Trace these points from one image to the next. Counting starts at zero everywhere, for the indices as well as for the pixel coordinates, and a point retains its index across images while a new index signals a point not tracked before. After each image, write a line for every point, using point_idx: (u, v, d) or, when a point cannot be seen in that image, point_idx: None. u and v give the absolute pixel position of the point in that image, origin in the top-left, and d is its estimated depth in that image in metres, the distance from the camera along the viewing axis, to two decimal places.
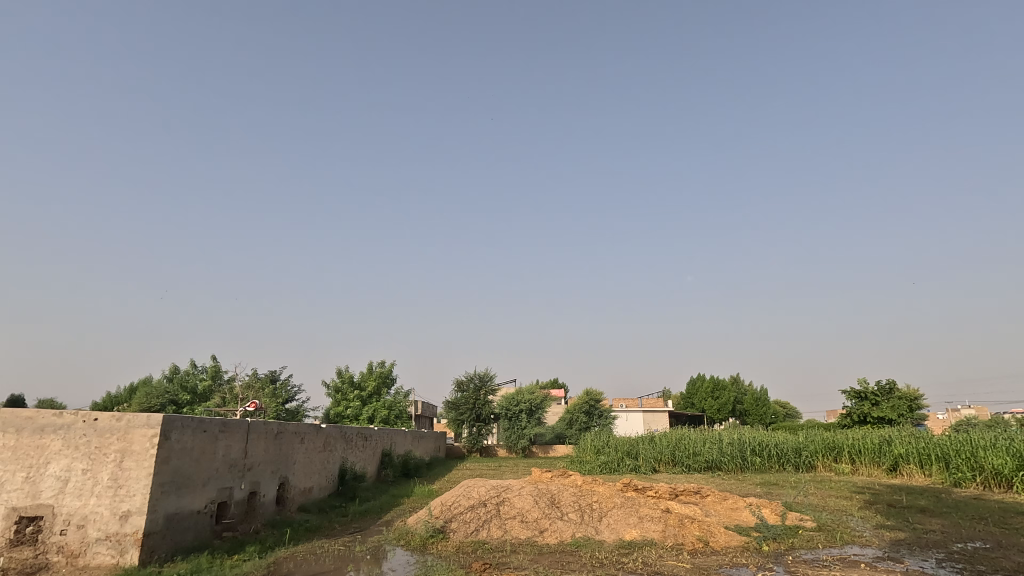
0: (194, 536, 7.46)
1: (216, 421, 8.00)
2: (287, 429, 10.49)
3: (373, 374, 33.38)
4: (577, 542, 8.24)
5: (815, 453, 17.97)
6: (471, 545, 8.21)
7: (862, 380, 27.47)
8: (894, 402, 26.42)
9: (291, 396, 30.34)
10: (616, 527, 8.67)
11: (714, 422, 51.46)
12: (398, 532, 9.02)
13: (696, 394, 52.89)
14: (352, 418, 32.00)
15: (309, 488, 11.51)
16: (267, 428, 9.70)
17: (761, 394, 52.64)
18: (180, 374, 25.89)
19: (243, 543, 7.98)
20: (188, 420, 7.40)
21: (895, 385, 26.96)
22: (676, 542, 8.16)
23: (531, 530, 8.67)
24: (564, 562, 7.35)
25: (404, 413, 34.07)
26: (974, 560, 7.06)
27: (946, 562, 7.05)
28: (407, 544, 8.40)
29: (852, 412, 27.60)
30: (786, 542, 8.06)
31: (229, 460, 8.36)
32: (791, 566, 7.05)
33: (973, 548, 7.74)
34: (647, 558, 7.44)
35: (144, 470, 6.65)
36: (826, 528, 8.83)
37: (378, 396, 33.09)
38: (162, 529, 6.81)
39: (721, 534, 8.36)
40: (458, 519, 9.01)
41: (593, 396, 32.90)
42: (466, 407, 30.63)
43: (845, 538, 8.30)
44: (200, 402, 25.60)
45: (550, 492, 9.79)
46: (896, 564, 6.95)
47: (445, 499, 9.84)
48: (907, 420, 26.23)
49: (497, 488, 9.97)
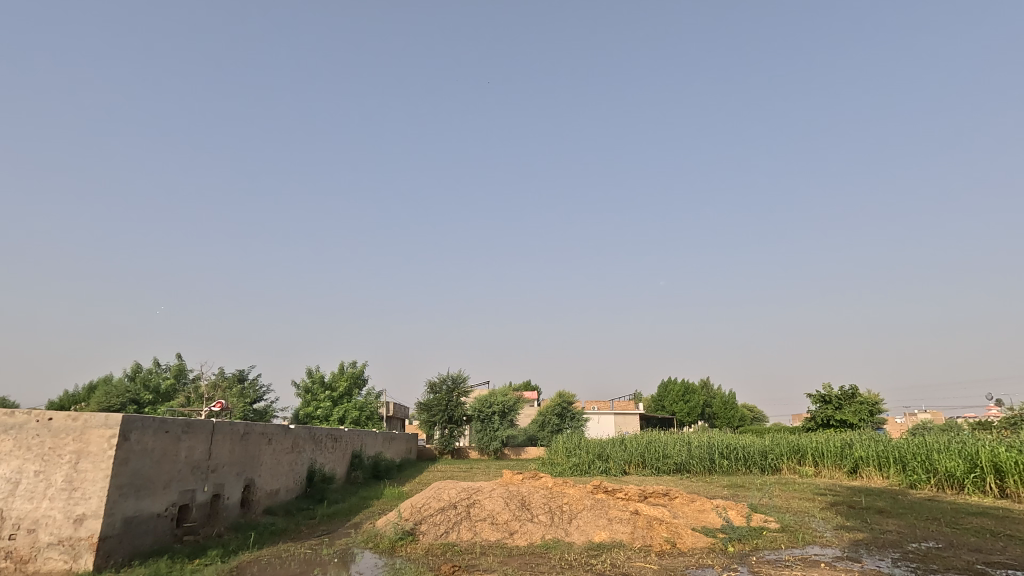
0: (154, 539, 7.22)
1: (178, 422, 7.77)
2: (254, 430, 10.27)
3: (345, 374, 32.90)
4: (546, 543, 8.27)
5: (780, 455, 18.44)
6: (440, 548, 8.15)
7: (826, 385, 28.28)
8: (856, 407, 27.29)
9: (259, 396, 29.68)
10: (586, 529, 8.74)
11: (683, 424, 52.31)
12: (365, 535, 8.87)
13: (667, 396, 53.57)
14: (322, 419, 31.49)
15: (276, 490, 11.30)
16: (233, 428, 9.48)
17: (729, 397, 53.84)
18: (142, 373, 25.11)
19: (204, 547, 7.75)
20: (149, 420, 7.17)
21: (857, 389, 27.82)
22: (644, 544, 8.26)
23: (502, 532, 8.68)
24: (533, 564, 7.37)
25: (376, 413, 33.70)
26: (927, 559, 7.34)
27: (902, 561, 7.28)
28: (375, 546, 8.31)
29: (816, 415, 28.41)
30: (751, 543, 8.24)
31: (192, 462, 8.12)
32: (754, 566, 7.19)
33: (927, 547, 8.04)
34: (616, 559, 7.50)
35: (101, 471, 6.43)
36: (789, 529, 9.07)
37: (350, 397, 32.65)
38: (119, 533, 6.58)
39: (688, 536, 8.48)
40: (428, 521, 8.95)
41: (566, 398, 33.08)
42: (439, 408, 30.44)
43: (807, 538, 8.55)
44: (163, 401, 24.83)
45: (520, 493, 9.82)
46: (854, 564, 7.16)
47: (416, 501, 9.77)
48: (867, 425, 27.11)
49: (468, 489, 9.94)
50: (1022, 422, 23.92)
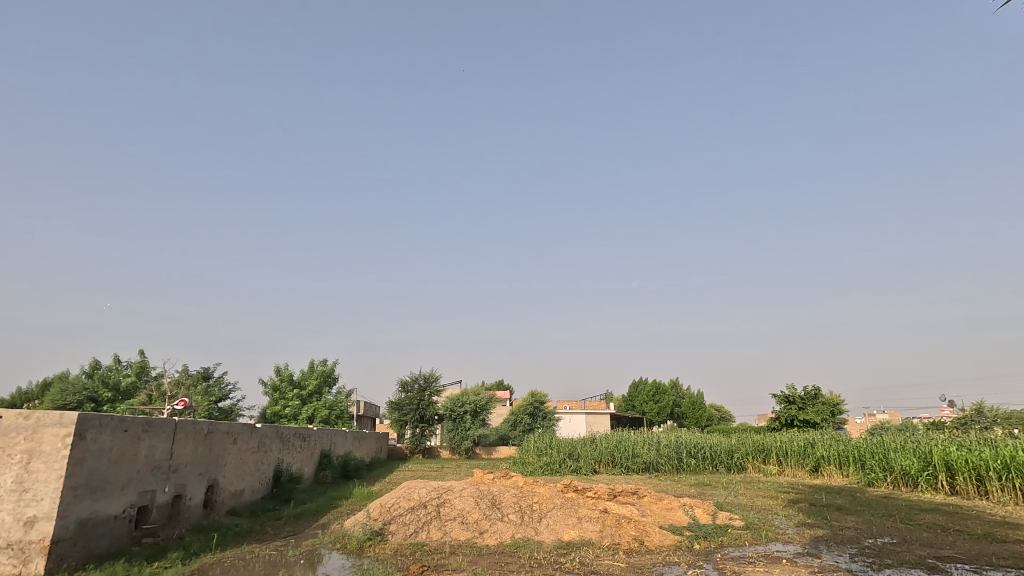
0: (111, 542, 6.97)
1: (138, 420, 7.53)
2: (218, 429, 10.01)
3: (314, 372, 32.38)
4: (516, 543, 8.27)
5: (746, 454, 18.88)
6: (409, 548, 8.08)
7: (790, 386, 29.11)
8: (818, 407, 28.09)
9: (224, 394, 28.97)
10: (556, 528, 8.78)
11: (653, 423, 53.07)
12: (333, 535, 8.74)
13: (637, 397, 54.23)
14: (290, 418, 30.90)
15: (241, 490, 11.03)
16: (196, 428, 9.23)
17: (698, 397, 54.89)
18: (101, 369, 24.26)
19: (164, 550, 7.51)
20: (106, 418, 6.93)
21: (820, 390, 28.68)
22: (612, 542, 8.36)
23: (471, 531, 8.65)
24: (502, 563, 7.36)
25: (346, 413, 33.25)
26: (882, 554, 7.62)
27: (858, 556, 7.55)
28: (343, 547, 8.19)
29: (780, 415, 29.19)
30: (715, 541, 8.40)
31: (152, 462, 7.86)
32: (719, 563, 7.34)
33: (881, 543, 8.35)
34: (585, 558, 7.55)
35: (55, 472, 6.17)
36: (752, 526, 9.29)
37: (319, 396, 32.12)
38: (73, 536, 6.32)
39: (655, 533, 8.62)
40: (397, 521, 8.86)
41: (537, 397, 33.18)
42: (410, 407, 30.19)
43: (770, 535, 8.78)
44: (123, 399, 24.01)
45: (490, 492, 9.79)
46: (813, 559, 7.40)
47: (385, 501, 9.66)
48: (829, 424, 27.97)
49: (438, 489, 9.90)
50: (972, 422, 25.07)
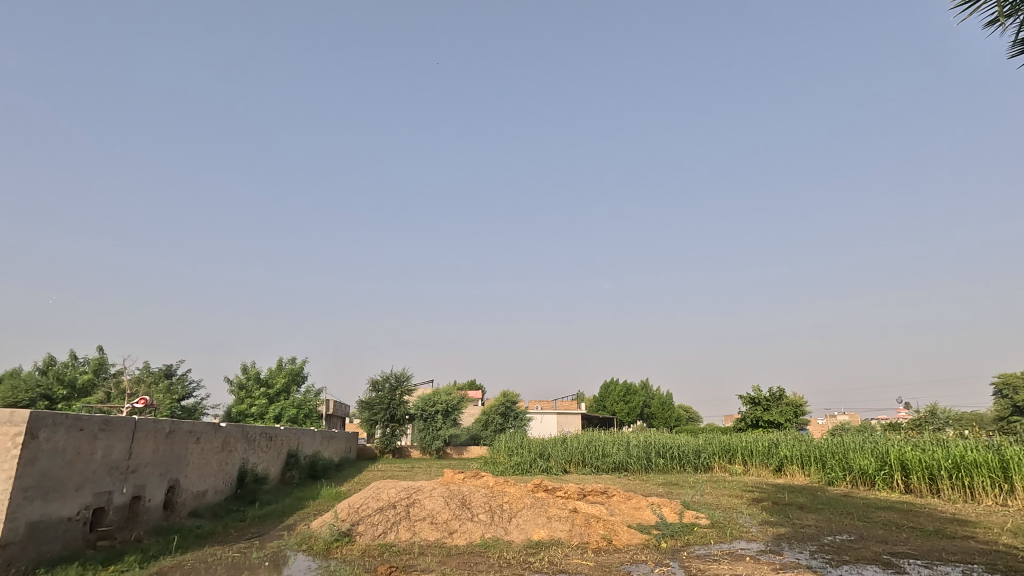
0: (63, 546, 6.70)
1: (95, 419, 7.26)
2: (180, 428, 9.73)
3: (283, 370, 31.77)
4: (485, 543, 8.26)
5: (712, 454, 19.28)
6: (378, 548, 7.99)
7: (755, 387, 29.83)
8: (782, 408, 28.82)
9: (187, 392, 28.16)
10: (525, 527, 8.80)
11: (623, 423, 53.68)
12: (299, 536, 8.60)
13: (608, 397, 54.81)
14: (257, 417, 30.22)
15: (203, 491, 10.73)
16: (157, 427, 8.94)
17: (667, 398, 55.79)
18: (56, 366, 23.30)
19: (121, 553, 7.25)
20: (60, 417, 6.66)
21: (784, 391, 29.45)
22: (581, 541, 8.42)
23: (441, 531, 8.61)
24: (471, 563, 7.35)
25: (314, 412, 32.69)
26: (840, 551, 7.87)
27: (818, 553, 7.77)
28: (309, 548, 8.05)
29: (746, 415, 29.88)
30: (682, 539, 8.55)
31: (109, 462, 7.59)
32: (685, 561, 7.48)
33: (840, 540, 8.62)
34: (554, 557, 7.59)
35: (4, 472, 5.91)
36: (718, 525, 9.49)
37: (287, 394, 31.51)
38: (23, 539, 6.05)
39: (623, 532, 8.73)
40: (365, 521, 8.76)
41: (509, 398, 33.17)
42: (381, 407, 29.87)
43: (734, 533, 8.98)
44: (79, 397, 23.11)
45: (460, 492, 9.75)
46: (775, 557, 7.59)
47: (353, 501, 9.53)
48: (792, 425, 28.76)
49: (408, 489, 9.82)
50: (925, 424, 26.11)
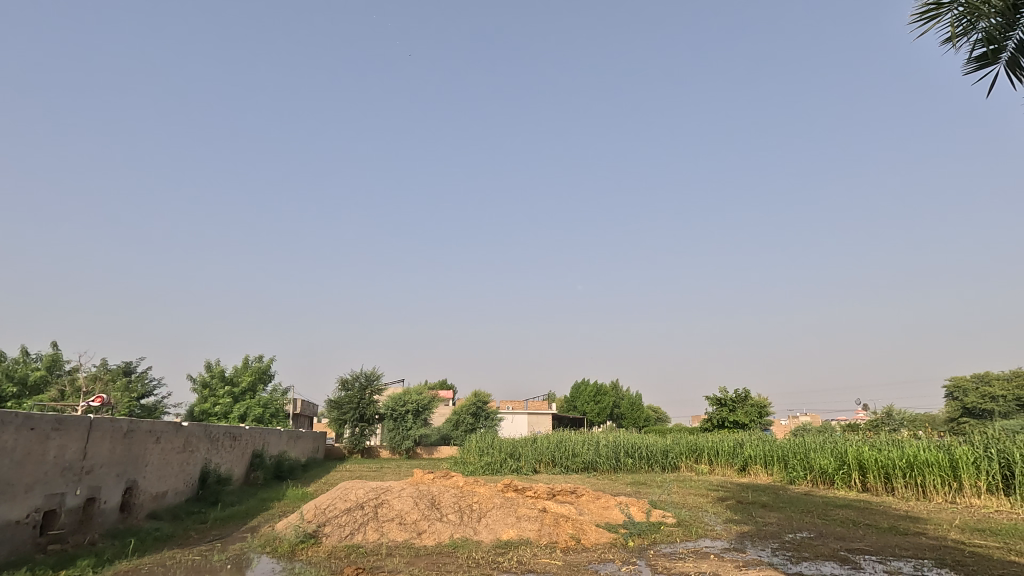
0: (11, 551, 6.40)
1: (47, 418, 6.97)
2: (139, 428, 9.41)
3: (249, 369, 31.04)
4: (454, 542, 8.23)
5: (679, 454, 19.62)
6: (344, 550, 7.87)
7: (722, 389, 30.48)
8: (747, 409, 29.52)
9: (148, 391, 27.24)
10: (494, 527, 8.80)
11: (593, 424, 54.17)
12: (263, 538, 8.40)
13: (579, 397, 55.20)
14: (221, 417, 29.44)
15: (163, 493, 10.38)
16: (115, 426, 8.63)
17: (636, 398, 56.57)
18: (6, 362, 22.24)
19: (73, 557, 6.96)
20: (10, 416, 6.38)
21: (749, 392, 30.16)
22: (550, 540, 8.47)
23: (409, 532, 8.54)
24: (440, 563, 7.32)
25: (281, 411, 32.03)
26: (801, 548, 8.10)
27: (779, 551, 7.98)
28: (273, 550, 7.87)
29: (712, 416, 30.52)
30: (649, 538, 8.68)
31: (61, 463, 7.29)
32: (652, 559, 7.60)
33: (800, 537, 8.87)
34: (522, 556, 7.60)
35: None
36: (684, 523, 9.67)
37: (253, 393, 30.80)
38: None
39: (592, 531, 8.81)
40: (332, 523, 8.62)
41: (480, 398, 33.09)
42: (350, 406, 29.47)
43: (700, 531, 9.16)
44: (31, 395, 22.12)
45: (430, 492, 9.69)
46: (739, 554, 7.77)
47: (320, 502, 9.36)
48: (756, 425, 29.46)
49: (376, 489, 9.70)
50: (881, 425, 27.11)
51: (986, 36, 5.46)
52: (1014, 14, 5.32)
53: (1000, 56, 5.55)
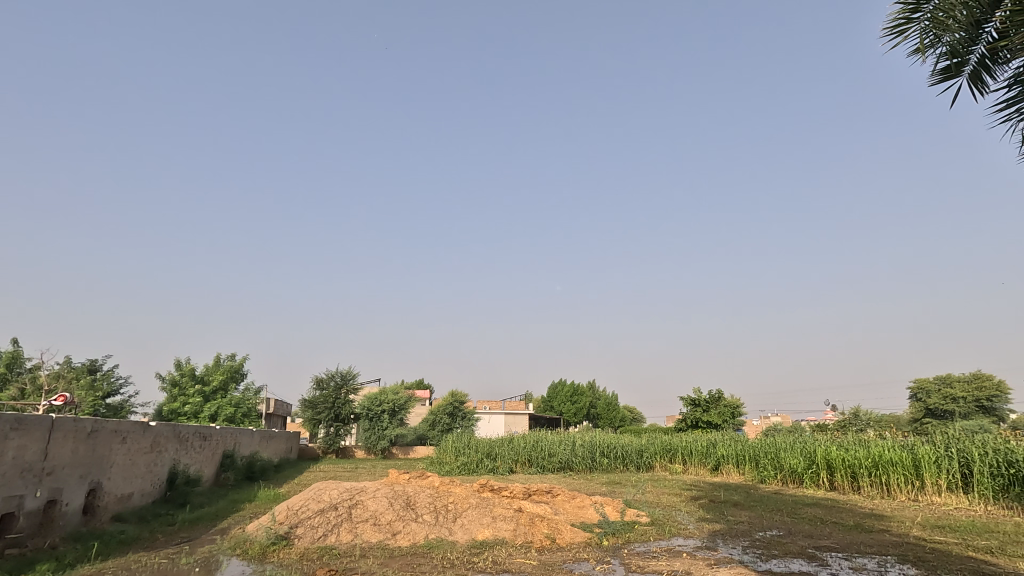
0: None
1: (7, 417, 6.72)
2: (104, 427, 9.13)
3: (220, 367, 30.40)
4: (429, 543, 8.19)
5: (654, 454, 19.88)
6: (316, 552, 7.76)
7: (696, 389, 30.95)
8: (720, 410, 30.03)
9: (114, 390, 26.46)
10: (470, 527, 8.78)
11: (570, 424, 54.47)
12: (232, 541, 8.23)
13: (556, 397, 55.41)
14: (190, 416, 28.76)
15: (128, 494, 10.08)
16: (78, 426, 8.36)
17: (613, 399, 57.07)
18: None
19: (32, 562, 6.73)
20: None
21: (722, 393, 30.69)
22: (525, 540, 8.49)
23: (384, 533, 8.46)
24: (414, 564, 7.28)
25: (253, 411, 31.44)
26: (771, 546, 8.28)
27: (749, 548, 8.14)
28: (244, 553, 7.72)
29: (687, 416, 30.97)
30: (623, 536, 8.77)
31: (21, 464, 7.02)
32: (625, 558, 7.67)
33: (769, 535, 9.06)
34: (497, 557, 7.60)
35: None
36: (657, 522, 9.79)
37: (224, 392, 30.18)
38: None
39: (567, 531, 8.86)
40: (305, 524, 8.50)
41: (458, 398, 32.97)
42: (325, 405, 29.10)
43: (673, 531, 9.28)
44: None
45: (405, 492, 9.62)
46: (711, 552, 7.90)
47: (292, 503, 9.21)
48: (729, 426, 29.99)
49: (350, 490, 9.59)
50: (849, 425, 27.86)
51: (950, 49, 5.65)
52: (977, 29, 5.52)
53: (963, 69, 5.76)
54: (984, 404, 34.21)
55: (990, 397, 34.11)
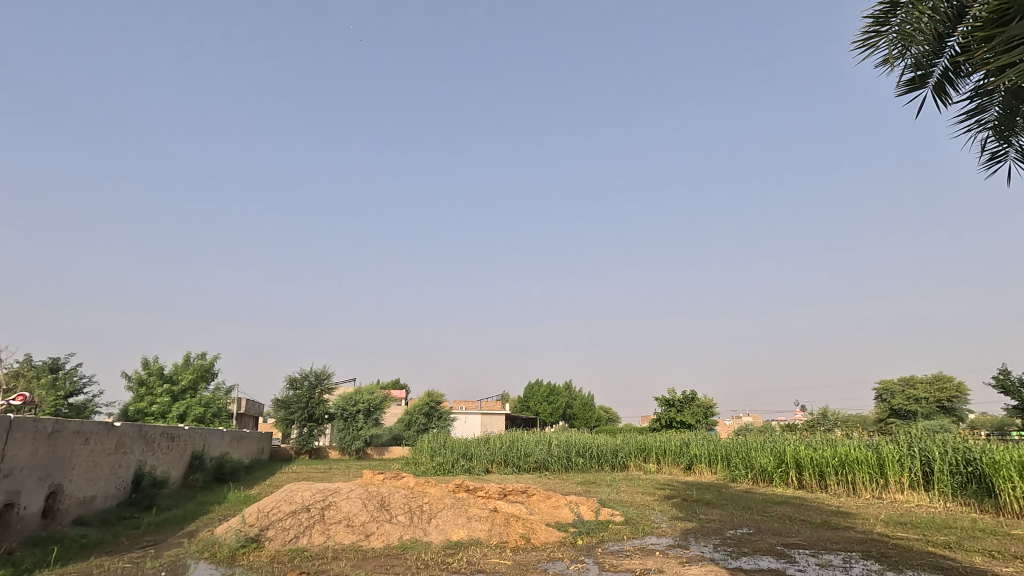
0: None
1: None
2: (66, 427, 8.84)
3: (190, 366, 29.68)
4: (403, 543, 8.14)
5: (629, 453, 20.10)
6: (287, 554, 7.62)
7: (670, 390, 31.37)
8: (693, 410, 30.48)
9: (77, 389, 25.60)
10: (445, 528, 8.74)
11: (546, 424, 54.63)
12: (200, 544, 8.04)
13: (533, 397, 55.49)
14: (158, 416, 28.01)
15: (91, 497, 9.76)
16: (38, 426, 8.08)
17: (589, 399, 57.45)
18: None
19: None
20: None
21: (696, 394, 31.17)
22: (500, 540, 8.48)
23: (357, 534, 8.36)
24: (388, 565, 7.22)
25: (224, 411, 30.77)
26: (741, 543, 8.44)
27: (720, 546, 8.28)
28: (212, 556, 7.55)
29: (661, 416, 31.37)
30: (597, 536, 8.84)
31: None
32: (599, 557, 7.73)
33: (740, 533, 9.24)
34: (472, 557, 7.58)
35: None
36: (631, 521, 9.89)
37: (194, 392, 29.47)
38: None
39: (541, 531, 8.87)
40: (276, 526, 8.35)
41: (434, 398, 32.81)
42: (298, 405, 28.66)
43: (646, 529, 9.38)
44: None
45: (379, 493, 9.54)
46: (683, 551, 8.00)
47: (263, 505, 9.04)
48: (702, 426, 30.46)
49: (323, 491, 9.45)
50: (817, 425, 28.58)
51: (914, 62, 5.83)
52: (939, 43, 5.73)
53: (927, 81, 5.96)
54: (945, 404, 35.42)
55: (951, 397, 35.33)
